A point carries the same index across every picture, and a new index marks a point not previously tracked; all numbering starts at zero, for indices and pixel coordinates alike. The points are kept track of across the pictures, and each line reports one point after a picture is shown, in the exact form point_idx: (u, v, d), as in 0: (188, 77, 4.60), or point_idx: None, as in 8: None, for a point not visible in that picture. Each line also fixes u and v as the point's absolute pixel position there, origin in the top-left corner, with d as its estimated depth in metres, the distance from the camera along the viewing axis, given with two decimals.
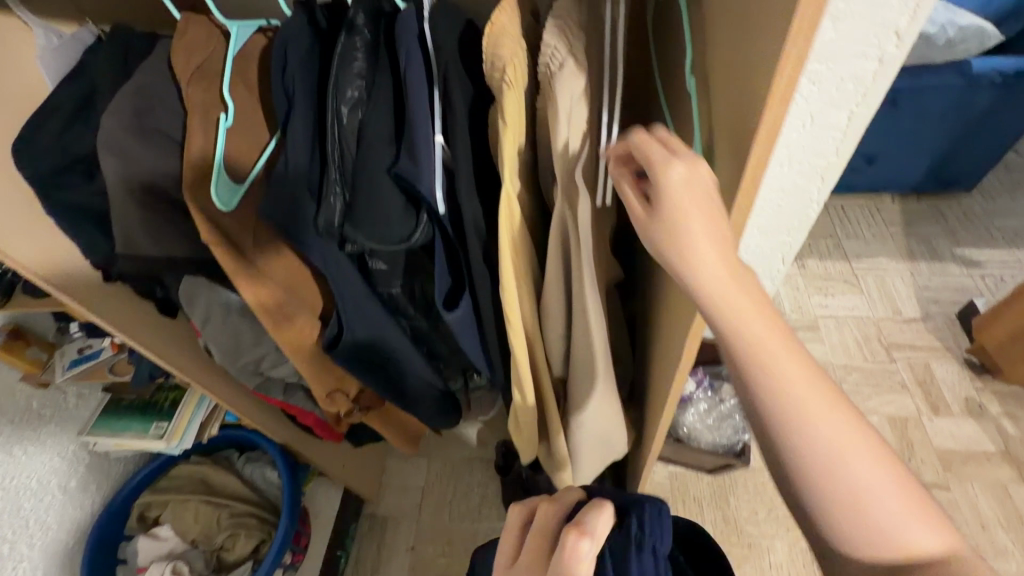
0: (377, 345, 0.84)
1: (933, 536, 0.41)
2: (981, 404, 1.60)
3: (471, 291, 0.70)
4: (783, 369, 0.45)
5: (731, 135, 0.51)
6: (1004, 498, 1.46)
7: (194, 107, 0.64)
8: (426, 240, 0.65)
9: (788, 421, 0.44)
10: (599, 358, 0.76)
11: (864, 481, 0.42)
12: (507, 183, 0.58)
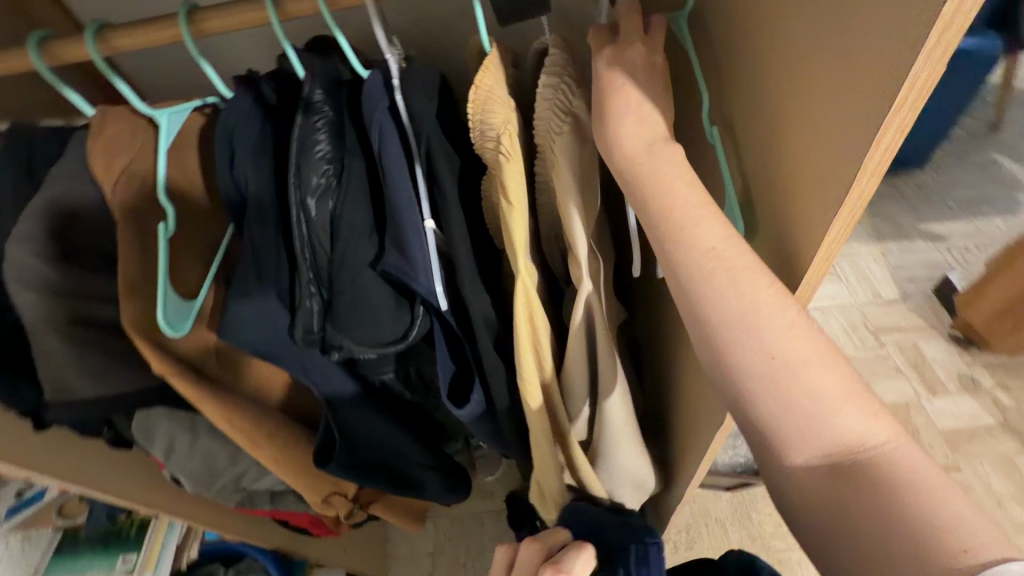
0: (375, 442, 0.72)
1: (875, 425, 0.38)
2: (974, 378, 1.59)
3: (484, 382, 0.60)
4: (717, 261, 0.40)
5: (771, 193, 0.44)
6: (1014, 472, 1.45)
7: (125, 220, 0.52)
8: (424, 334, 0.57)
9: (729, 320, 0.39)
10: (630, 424, 0.68)
11: (812, 382, 0.38)
12: (520, 268, 0.49)
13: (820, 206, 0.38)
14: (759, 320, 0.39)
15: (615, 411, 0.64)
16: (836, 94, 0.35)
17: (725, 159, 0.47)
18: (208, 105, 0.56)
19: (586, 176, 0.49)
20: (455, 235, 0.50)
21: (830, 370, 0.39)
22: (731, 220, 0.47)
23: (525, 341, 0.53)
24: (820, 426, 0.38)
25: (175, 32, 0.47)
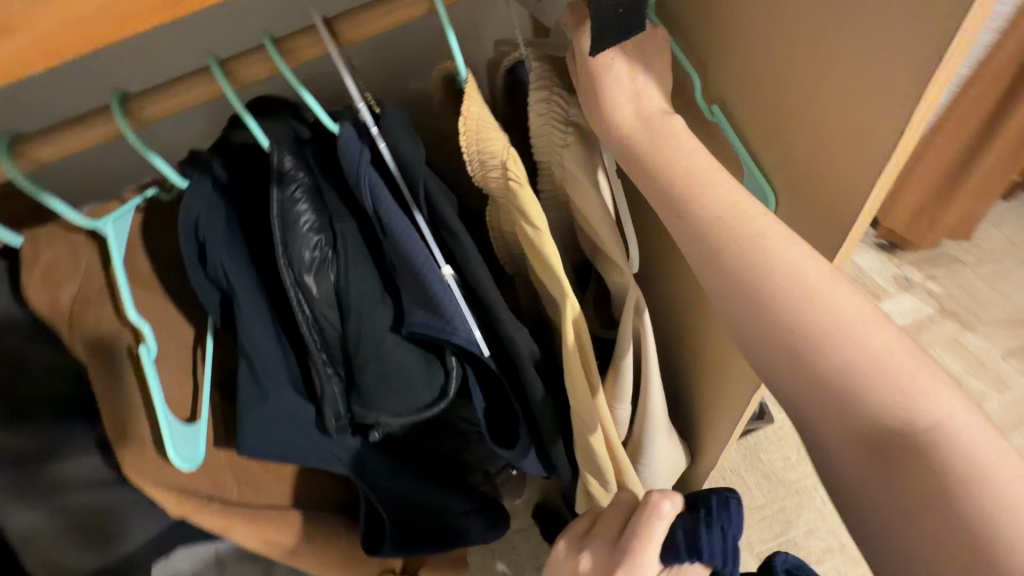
0: (425, 520, 0.63)
1: (947, 408, 0.34)
2: (907, 277, 1.73)
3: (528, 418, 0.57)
4: (751, 239, 0.38)
5: (788, 161, 0.44)
6: (962, 349, 1.60)
7: (93, 355, 0.45)
8: (461, 384, 0.53)
9: (768, 296, 0.37)
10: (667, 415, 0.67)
11: (871, 361, 0.35)
12: (562, 288, 0.47)
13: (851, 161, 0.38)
14: (787, 294, 0.37)
15: (655, 407, 0.64)
16: (864, 50, 0.35)
17: (728, 136, 0.47)
18: (147, 199, 0.50)
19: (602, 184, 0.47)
20: (477, 275, 0.47)
21: (893, 354, 0.35)
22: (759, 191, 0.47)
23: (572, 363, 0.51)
24: (854, 393, 0.35)
25: (110, 129, 0.40)
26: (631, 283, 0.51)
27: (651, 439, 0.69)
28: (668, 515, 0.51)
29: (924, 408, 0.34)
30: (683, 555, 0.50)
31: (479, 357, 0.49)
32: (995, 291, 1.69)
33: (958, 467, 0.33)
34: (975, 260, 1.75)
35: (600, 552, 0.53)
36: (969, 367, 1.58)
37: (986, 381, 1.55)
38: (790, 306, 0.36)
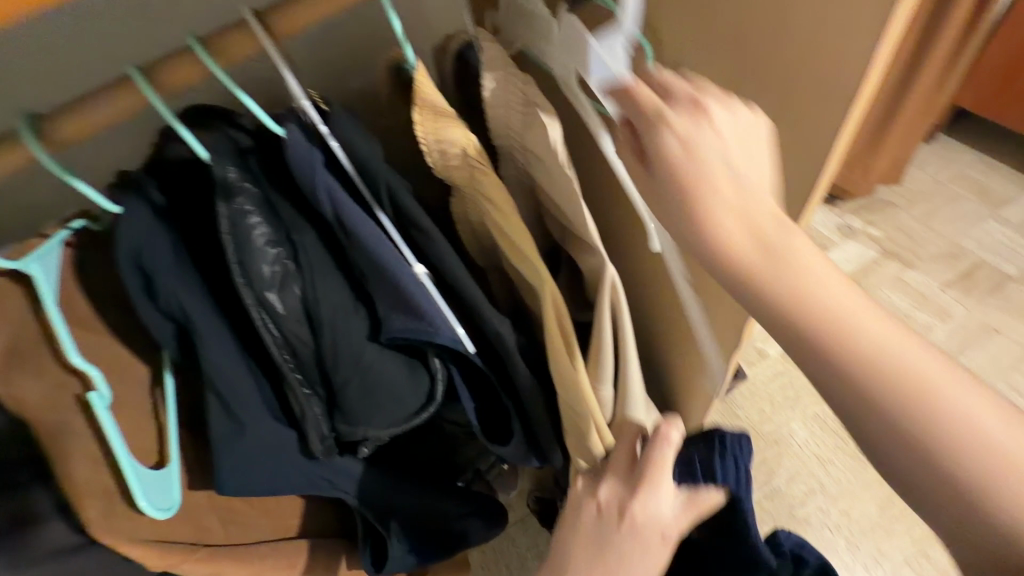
0: (425, 533, 0.60)
1: None
2: (849, 225, 1.83)
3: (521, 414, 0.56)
4: (828, 306, 0.36)
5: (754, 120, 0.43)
6: (906, 287, 1.70)
7: (41, 413, 0.42)
8: (448, 385, 0.51)
9: (865, 366, 0.35)
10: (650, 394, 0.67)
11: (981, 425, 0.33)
12: (540, 271, 0.46)
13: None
14: (882, 363, 0.35)
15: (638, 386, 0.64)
16: None
17: None
18: (74, 231, 0.45)
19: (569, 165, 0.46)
20: (454, 271, 0.45)
21: (990, 413, 0.34)
22: None
23: (558, 352, 0.50)
24: (967, 464, 0.34)
25: (24, 157, 0.36)
26: (605, 262, 0.50)
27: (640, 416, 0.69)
28: (675, 443, 0.55)
29: (998, 448, 0.33)
30: (699, 478, 0.57)
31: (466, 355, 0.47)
32: (929, 229, 1.80)
33: (1003, 473, 0.33)
34: (908, 202, 1.85)
35: (617, 482, 0.56)
36: (915, 303, 1.67)
37: (932, 313, 1.64)
38: (882, 377, 0.35)
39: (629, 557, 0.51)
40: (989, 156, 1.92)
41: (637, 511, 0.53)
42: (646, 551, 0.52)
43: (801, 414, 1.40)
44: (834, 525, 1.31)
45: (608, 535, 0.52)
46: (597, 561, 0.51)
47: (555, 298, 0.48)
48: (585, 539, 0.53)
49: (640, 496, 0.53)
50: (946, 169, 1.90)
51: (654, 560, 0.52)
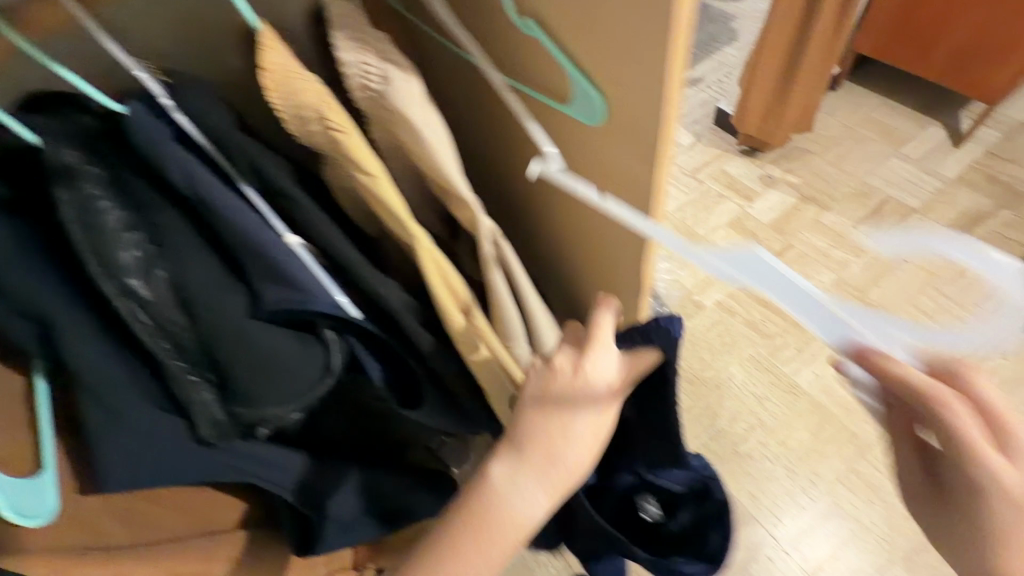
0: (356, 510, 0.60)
1: None
2: (770, 176, 1.96)
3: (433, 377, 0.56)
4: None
5: (602, 59, 0.43)
6: (824, 229, 1.82)
7: None
8: (349, 356, 0.50)
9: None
10: None
11: None
12: (415, 231, 0.46)
13: (637, 68, 0.41)
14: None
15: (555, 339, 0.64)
16: None
17: (548, 43, 0.46)
18: None
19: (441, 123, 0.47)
20: (328, 237, 0.45)
21: None
22: (586, 95, 0.46)
23: (448, 307, 0.51)
24: None
25: None
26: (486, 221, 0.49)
27: None
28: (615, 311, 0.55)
29: None
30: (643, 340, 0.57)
31: (354, 322, 0.46)
32: (841, 171, 1.91)
33: None
34: (822, 148, 1.97)
35: (570, 352, 0.56)
36: (832, 242, 1.79)
37: (849, 252, 1.75)
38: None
39: (584, 413, 0.54)
40: (892, 99, 2.03)
41: (588, 370, 0.54)
42: (598, 405, 0.54)
43: (736, 356, 1.56)
44: (773, 453, 1.46)
45: (563, 396, 0.54)
46: (554, 421, 0.54)
47: (432, 255, 0.47)
48: (542, 404, 0.54)
49: (592, 356, 0.54)
50: (854, 114, 2.02)
51: (606, 411, 0.55)
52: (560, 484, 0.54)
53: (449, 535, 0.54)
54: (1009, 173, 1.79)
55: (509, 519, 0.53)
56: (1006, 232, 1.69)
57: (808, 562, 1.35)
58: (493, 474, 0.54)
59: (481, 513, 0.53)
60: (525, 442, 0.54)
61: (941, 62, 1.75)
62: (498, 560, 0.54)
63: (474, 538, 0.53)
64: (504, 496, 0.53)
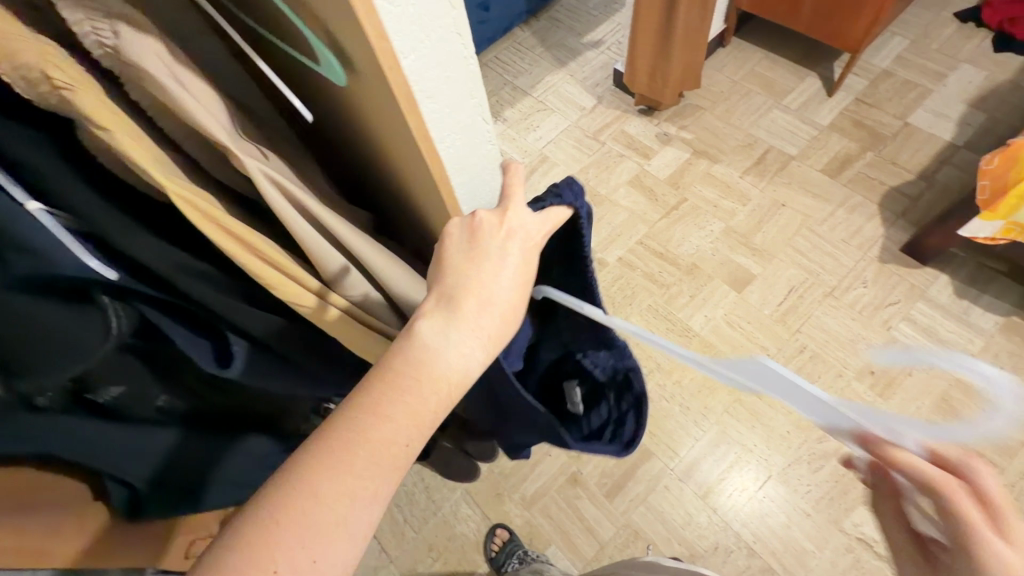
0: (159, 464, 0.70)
1: None
2: (665, 133, 2.04)
3: (240, 332, 0.60)
4: None
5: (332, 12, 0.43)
6: (714, 180, 1.92)
7: None
8: (134, 322, 0.53)
9: None
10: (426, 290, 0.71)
11: None
12: (159, 176, 0.45)
13: (355, 26, 0.42)
14: None
15: (395, 282, 0.67)
16: None
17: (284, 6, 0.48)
18: None
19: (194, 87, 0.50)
20: (78, 205, 0.46)
21: None
22: (323, 55, 0.49)
23: (242, 256, 0.50)
24: None
25: None
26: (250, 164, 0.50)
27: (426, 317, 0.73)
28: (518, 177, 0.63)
29: None
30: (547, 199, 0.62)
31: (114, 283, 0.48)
32: (729, 124, 2.01)
33: None
34: (712, 103, 2.07)
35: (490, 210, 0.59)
36: (721, 192, 1.89)
37: (736, 201, 1.86)
38: None
39: (509, 268, 0.56)
40: (774, 53, 2.14)
41: (513, 227, 0.58)
42: (524, 255, 0.57)
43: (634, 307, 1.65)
44: (668, 394, 1.57)
45: (489, 252, 0.56)
46: (482, 276, 0.55)
47: (201, 208, 0.47)
48: (469, 255, 0.56)
49: (513, 213, 0.58)
50: (739, 70, 2.12)
51: (529, 268, 0.58)
52: (490, 340, 0.54)
53: (376, 396, 0.49)
54: (874, 117, 1.93)
55: (444, 373, 0.51)
56: (870, 172, 1.84)
57: (700, 487, 1.47)
58: (423, 331, 0.52)
59: (413, 366, 0.50)
60: (453, 298, 0.54)
61: (808, 16, 1.87)
62: (429, 422, 0.50)
63: (405, 396, 0.49)
64: (437, 351, 0.51)
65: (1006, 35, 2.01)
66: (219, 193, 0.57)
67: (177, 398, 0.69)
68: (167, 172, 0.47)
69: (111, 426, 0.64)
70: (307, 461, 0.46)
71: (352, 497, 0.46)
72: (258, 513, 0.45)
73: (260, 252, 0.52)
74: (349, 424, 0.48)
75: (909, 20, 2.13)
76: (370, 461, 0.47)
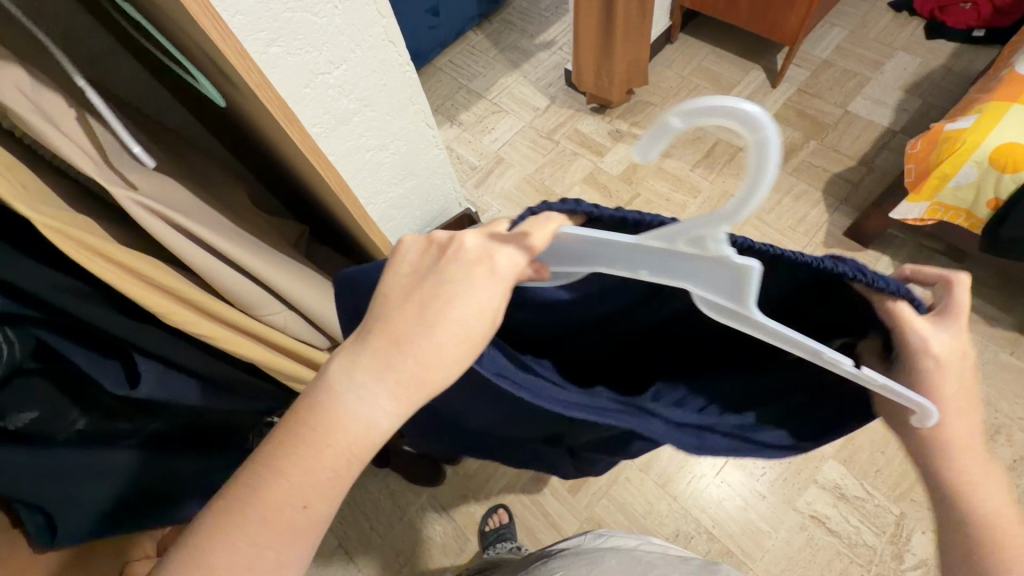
0: (89, 487, 0.70)
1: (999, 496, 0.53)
2: (618, 130, 2.07)
3: (149, 353, 0.65)
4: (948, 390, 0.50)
5: (201, 21, 0.48)
6: (667, 174, 1.95)
7: None
8: (29, 347, 0.58)
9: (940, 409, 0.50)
10: (320, 290, 0.81)
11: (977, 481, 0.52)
12: (19, 204, 0.48)
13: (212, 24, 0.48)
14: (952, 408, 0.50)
15: (285, 287, 0.74)
16: None
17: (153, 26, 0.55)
18: None
19: (60, 130, 0.54)
20: None
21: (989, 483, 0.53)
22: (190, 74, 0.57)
23: (116, 275, 0.55)
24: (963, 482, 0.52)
25: None
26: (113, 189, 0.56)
27: (330, 319, 0.81)
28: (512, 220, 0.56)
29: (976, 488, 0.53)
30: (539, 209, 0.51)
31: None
32: None
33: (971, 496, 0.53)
34: (661, 99, 2.11)
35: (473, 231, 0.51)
36: (673, 186, 1.92)
37: (688, 194, 1.89)
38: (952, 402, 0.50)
39: (455, 297, 0.48)
40: (720, 47, 2.19)
41: (467, 248, 0.49)
42: (468, 287, 0.48)
43: None
44: None
45: (429, 277, 0.49)
46: (412, 307, 0.48)
47: (70, 234, 0.51)
48: (407, 282, 0.49)
49: (473, 231, 0.50)
50: (687, 65, 2.17)
51: (481, 294, 0.48)
52: (410, 391, 0.47)
53: (277, 451, 0.47)
54: (816, 107, 1.99)
55: (347, 431, 0.46)
56: (814, 160, 1.89)
57: (661, 476, 1.49)
58: (329, 377, 0.47)
59: (313, 420, 0.47)
60: (376, 330, 0.48)
61: (746, 10, 1.93)
62: (329, 482, 0.47)
63: (299, 450, 0.46)
64: (340, 402, 0.46)
65: (937, 22, 2.09)
66: (99, 217, 0.62)
67: (95, 419, 0.69)
68: (35, 204, 0.50)
69: (26, 451, 0.64)
70: (208, 518, 0.47)
71: (242, 561, 0.45)
72: (169, 560, 0.47)
73: (137, 262, 0.57)
74: (250, 482, 0.47)
75: (848, 11, 2.20)
76: (263, 522, 0.46)
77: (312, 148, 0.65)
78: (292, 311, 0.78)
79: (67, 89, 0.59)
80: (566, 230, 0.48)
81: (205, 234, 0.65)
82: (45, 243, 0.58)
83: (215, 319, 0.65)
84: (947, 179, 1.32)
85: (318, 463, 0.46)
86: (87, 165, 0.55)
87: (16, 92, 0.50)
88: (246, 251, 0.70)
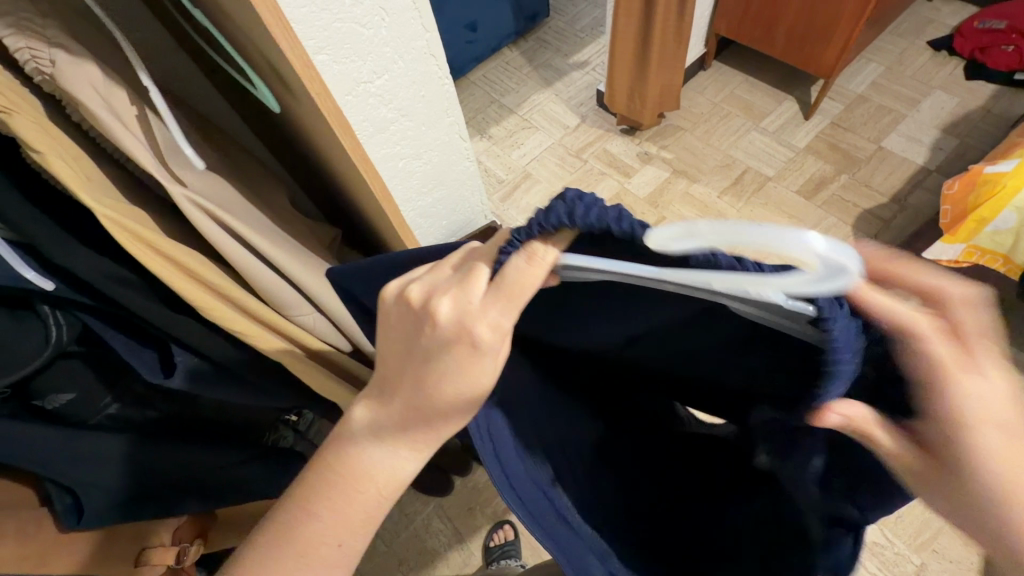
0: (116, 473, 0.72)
1: None
2: (646, 152, 2.07)
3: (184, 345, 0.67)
4: None
5: (271, 32, 0.50)
6: (693, 199, 1.94)
7: None
8: (75, 329, 0.61)
9: None
10: None
11: None
12: (82, 195, 0.50)
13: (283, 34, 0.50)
14: None
15: (316, 289, 0.76)
16: None
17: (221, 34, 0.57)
18: None
19: (126, 129, 0.56)
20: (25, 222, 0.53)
21: None
22: (249, 80, 0.59)
23: (164, 270, 0.57)
24: None
25: None
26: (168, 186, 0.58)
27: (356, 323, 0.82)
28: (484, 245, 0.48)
29: None
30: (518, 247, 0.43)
31: (49, 290, 0.56)
32: (708, 144, 2.05)
33: None
34: (692, 124, 2.11)
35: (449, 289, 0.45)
36: (699, 211, 1.91)
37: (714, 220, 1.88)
38: None
39: (445, 372, 0.45)
40: (754, 76, 2.20)
41: (442, 318, 0.44)
42: (457, 360, 0.45)
43: None
44: None
45: (419, 346, 0.46)
46: (413, 371, 0.47)
47: (127, 227, 0.53)
48: (402, 342, 0.47)
49: (447, 295, 0.44)
50: (720, 92, 2.17)
51: (486, 372, 0.45)
52: (425, 437, 0.48)
53: (308, 492, 0.48)
54: (848, 141, 1.98)
55: (372, 474, 0.48)
56: (845, 194, 1.87)
57: None
58: (352, 426, 0.49)
59: (338, 468, 0.48)
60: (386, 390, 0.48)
61: (783, 41, 1.94)
62: (359, 522, 0.48)
63: (325, 494, 0.47)
64: (363, 451, 0.48)
65: (976, 64, 2.07)
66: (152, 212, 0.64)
67: (126, 405, 0.74)
68: (97, 196, 0.52)
69: (60, 435, 0.65)
70: (249, 552, 0.49)
71: None
72: None
73: (186, 258, 0.59)
74: (285, 520, 0.48)
75: (886, 47, 2.19)
76: (298, 559, 0.47)
77: (361, 157, 0.66)
78: (319, 313, 0.79)
79: (132, 88, 0.62)
80: (571, 261, 0.40)
81: (247, 233, 0.67)
82: (100, 234, 0.60)
83: (249, 316, 0.66)
84: (984, 223, 1.30)
85: (348, 507, 0.47)
86: (148, 162, 0.58)
87: (89, 89, 0.53)
88: (283, 251, 0.72)
